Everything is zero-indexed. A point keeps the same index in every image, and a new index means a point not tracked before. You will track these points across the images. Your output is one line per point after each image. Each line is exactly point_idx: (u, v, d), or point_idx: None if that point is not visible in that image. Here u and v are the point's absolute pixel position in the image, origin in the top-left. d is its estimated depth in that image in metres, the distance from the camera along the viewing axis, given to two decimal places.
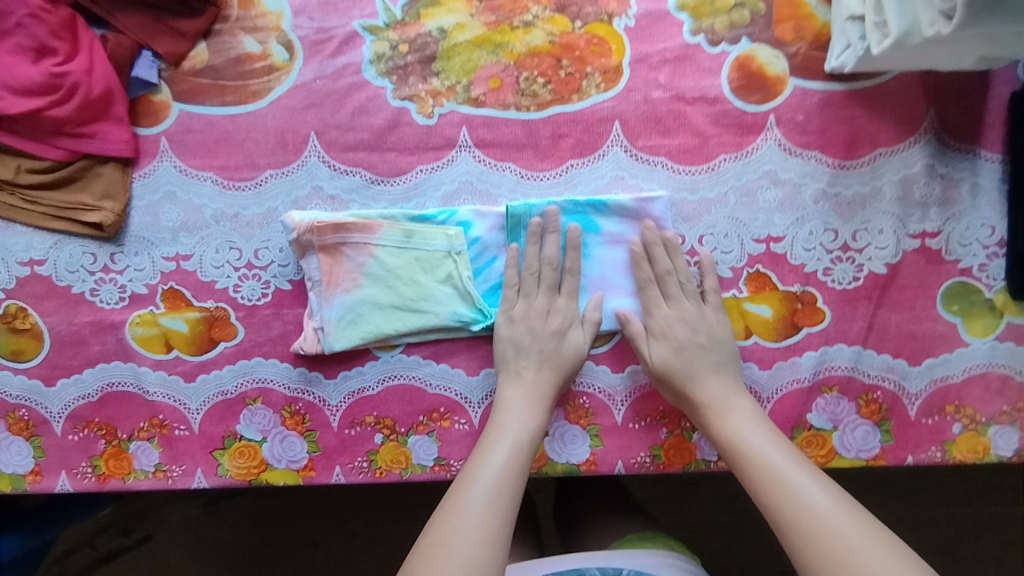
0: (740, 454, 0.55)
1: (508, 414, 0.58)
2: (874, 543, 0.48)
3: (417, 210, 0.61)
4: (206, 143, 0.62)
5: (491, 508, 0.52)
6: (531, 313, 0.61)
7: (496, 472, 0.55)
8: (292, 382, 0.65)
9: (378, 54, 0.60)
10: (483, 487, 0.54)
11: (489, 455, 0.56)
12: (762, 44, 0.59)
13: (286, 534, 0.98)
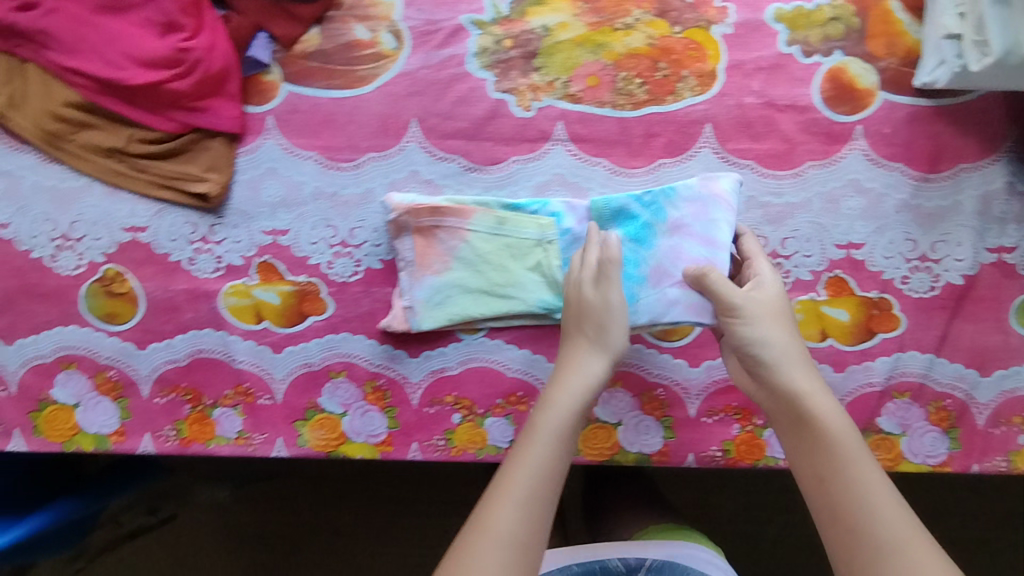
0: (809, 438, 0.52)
1: (553, 419, 0.55)
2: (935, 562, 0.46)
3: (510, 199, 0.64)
4: (310, 124, 0.64)
5: (523, 525, 0.50)
6: (591, 312, 0.58)
7: (535, 484, 0.52)
8: (376, 357, 0.67)
9: (482, 48, 0.63)
10: (518, 492, 0.51)
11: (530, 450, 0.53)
12: (854, 57, 0.61)
13: (313, 514, 1.03)
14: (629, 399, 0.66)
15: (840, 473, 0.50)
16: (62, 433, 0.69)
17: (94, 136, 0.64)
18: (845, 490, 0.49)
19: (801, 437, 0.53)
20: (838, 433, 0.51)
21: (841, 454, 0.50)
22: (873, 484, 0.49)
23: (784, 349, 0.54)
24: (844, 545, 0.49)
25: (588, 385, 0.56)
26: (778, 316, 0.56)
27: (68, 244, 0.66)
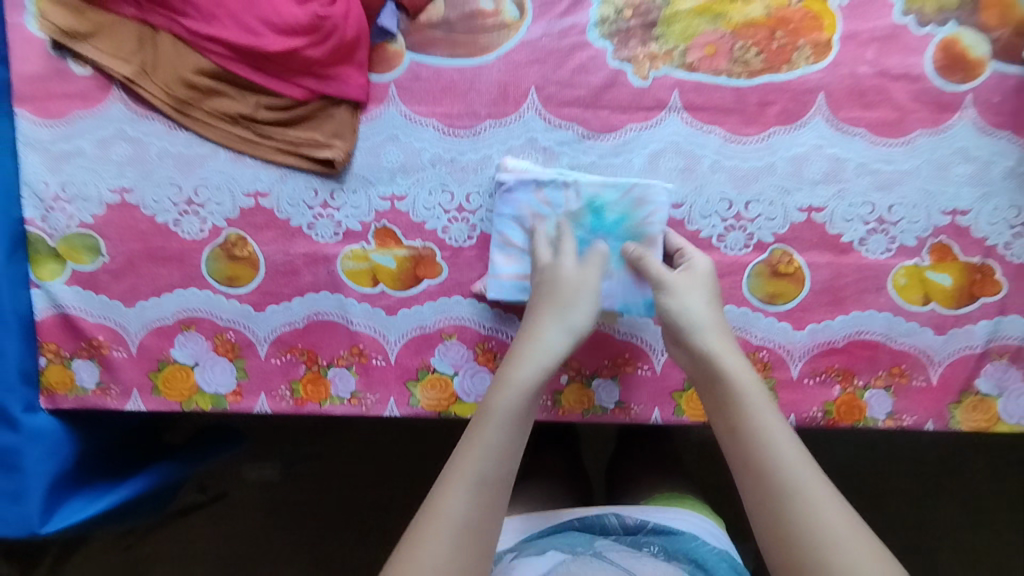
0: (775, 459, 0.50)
1: (524, 368, 0.55)
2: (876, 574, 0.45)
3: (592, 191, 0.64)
4: (432, 92, 0.66)
5: (502, 465, 0.51)
6: (557, 270, 0.61)
7: (497, 451, 0.51)
8: (487, 321, 0.69)
9: (603, 18, 0.65)
10: (494, 436, 0.52)
11: (502, 401, 0.53)
12: (967, 28, 0.63)
13: (350, 470, 1.03)
14: None
15: (779, 448, 0.51)
16: (180, 392, 0.70)
17: (222, 103, 0.66)
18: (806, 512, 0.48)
19: (732, 412, 0.54)
20: (763, 405, 0.53)
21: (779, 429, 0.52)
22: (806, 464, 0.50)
23: (710, 326, 0.58)
24: (772, 524, 0.49)
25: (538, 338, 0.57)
26: (702, 288, 0.60)
27: (191, 208, 0.69)
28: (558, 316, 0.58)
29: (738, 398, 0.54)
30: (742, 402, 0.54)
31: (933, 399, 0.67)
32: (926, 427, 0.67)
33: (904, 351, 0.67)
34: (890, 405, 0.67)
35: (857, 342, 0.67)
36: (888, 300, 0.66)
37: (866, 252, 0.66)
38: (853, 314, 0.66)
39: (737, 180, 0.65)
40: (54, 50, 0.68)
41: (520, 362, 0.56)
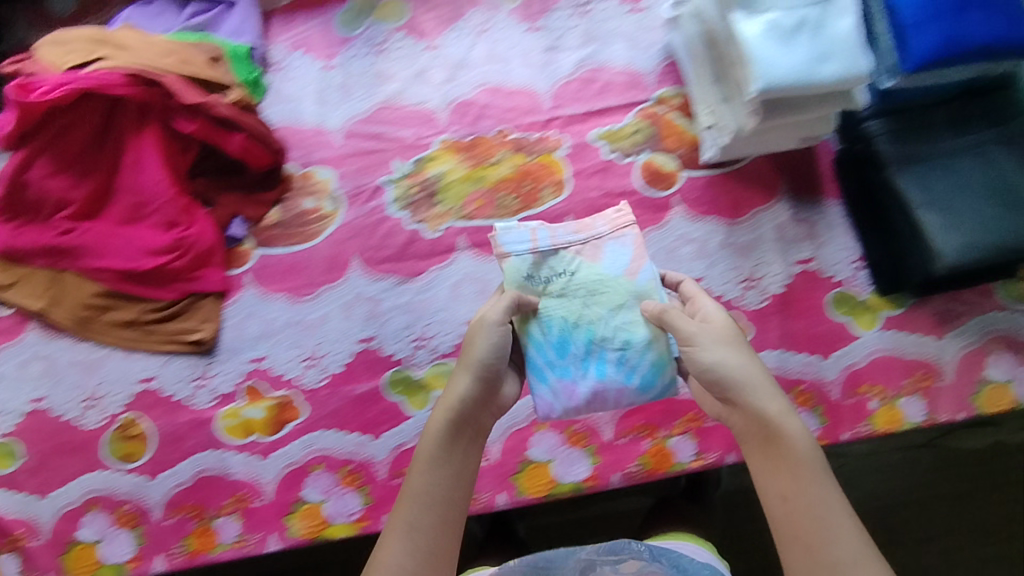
0: (809, 489, 0.55)
1: (427, 446, 0.60)
2: None
3: (579, 269, 0.68)
4: (278, 272, 0.85)
5: (432, 517, 0.58)
6: (474, 346, 0.63)
7: (426, 506, 0.58)
8: (346, 446, 0.81)
9: (397, 196, 0.87)
10: (418, 491, 0.59)
11: (425, 462, 0.60)
12: (658, 152, 0.86)
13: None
14: (555, 436, 0.81)
15: (803, 508, 0.54)
16: (86, 569, 0.79)
17: (116, 314, 0.84)
18: (823, 540, 0.53)
19: (778, 477, 0.56)
20: (812, 460, 0.56)
21: (823, 486, 0.55)
22: (836, 514, 0.54)
23: (742, 374, 0.59)
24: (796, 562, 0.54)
25: (449, 406, 0.61)
26: (734, 344, 0.60)
27: (94, 402, 0.83)
28: (466, 377, 0.62)
29: (773, 462, 0.57)
30: (775, 465, 0.56)
31: (726, 433, 0.80)
32: (728, 459, 0.80)
33: (690, 398, 0.81)
34: (693, 446, 0.80)
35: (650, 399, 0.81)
36: None
37: None
38: None
39: None
40: None
41: (449, 431, 0.61)
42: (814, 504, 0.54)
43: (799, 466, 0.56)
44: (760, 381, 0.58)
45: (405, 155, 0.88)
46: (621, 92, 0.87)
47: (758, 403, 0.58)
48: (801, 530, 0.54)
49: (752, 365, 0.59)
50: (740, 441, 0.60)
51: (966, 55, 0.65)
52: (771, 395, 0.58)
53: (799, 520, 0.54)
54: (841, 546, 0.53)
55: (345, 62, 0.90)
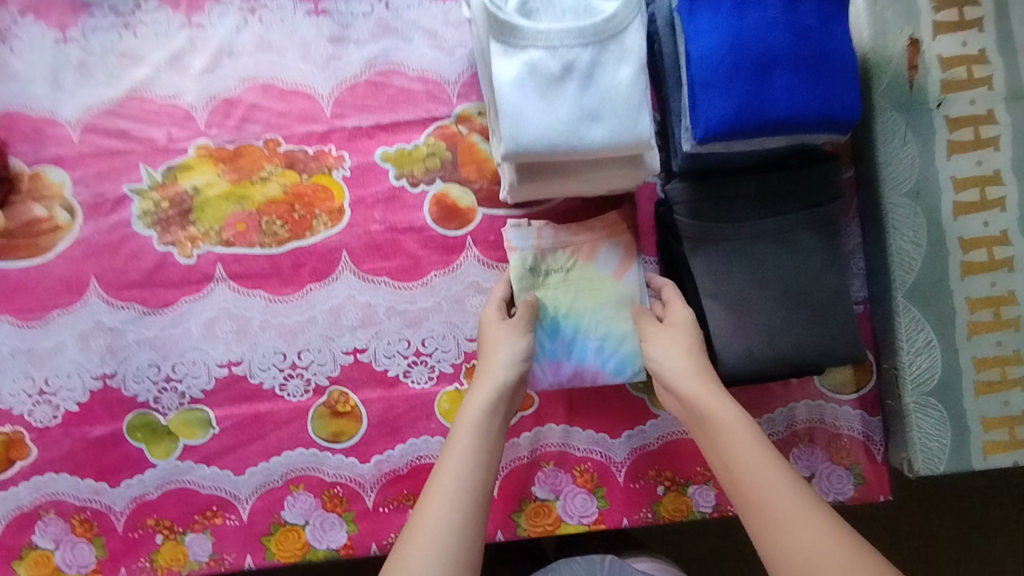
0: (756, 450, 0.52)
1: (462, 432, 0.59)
2: (825, 545, 0.46)
3: (574, 264, 0.70)
4: (5, 292, 0.74)
5: (456, 506, 0.53)
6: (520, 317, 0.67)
7: (450, 493, 0.54)
8: (81, 492, 0.74)
9: (144, 210, 0.74)
10: (447, 479, 0.55)
11: (454, 446, 0.58)
12: (453, 182, 0.73)
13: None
14: (312, 499, 0.73)
15: (742, 477, 0.51)
16: None
17: None
18: (761, 500, 0.49)
19: (716, 453, 0.54)
20: (729, 427, 0.54)
21: (756, 452, 0.52)
22: (772, 475, 0.50)
23: (678, 356, 0.59)
24: (761, 532, 0.49)
25: (489, 396, 0.61)
26: (668, 331, 0.60)
27: None
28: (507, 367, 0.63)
29: (713, 435, 0.54)
30: (717, 438, 0.54)
31: (498, 510, 0.72)
32: (496, 538, 0.72)
33: None
34: None
35: (420, 467, 0.73)
36: (439, 425, 0.73)
37: (411, 382, 0.74)
38: (409, 441, 0.73)
39: (286, 334, 0.74)
40: None
41: (489, 426, 0.60)
42: (749, 469, 0.51)
43: (729, 436, 0.53)
44: (671, 363, 0.59)
45: (155, 160, 0.74)
46: (417, 104, 0.73)
47: (684, 385, 0.57)
48: (751, 499, 0.50)
49: (665, 346, 0.59)
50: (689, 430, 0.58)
51: (762, 131, 0.52)
52: (698, 371, 0.58)
53: (754, 481, 0.50)
54: (784, 504, 0.48)
55: (85, 35, 0.75)
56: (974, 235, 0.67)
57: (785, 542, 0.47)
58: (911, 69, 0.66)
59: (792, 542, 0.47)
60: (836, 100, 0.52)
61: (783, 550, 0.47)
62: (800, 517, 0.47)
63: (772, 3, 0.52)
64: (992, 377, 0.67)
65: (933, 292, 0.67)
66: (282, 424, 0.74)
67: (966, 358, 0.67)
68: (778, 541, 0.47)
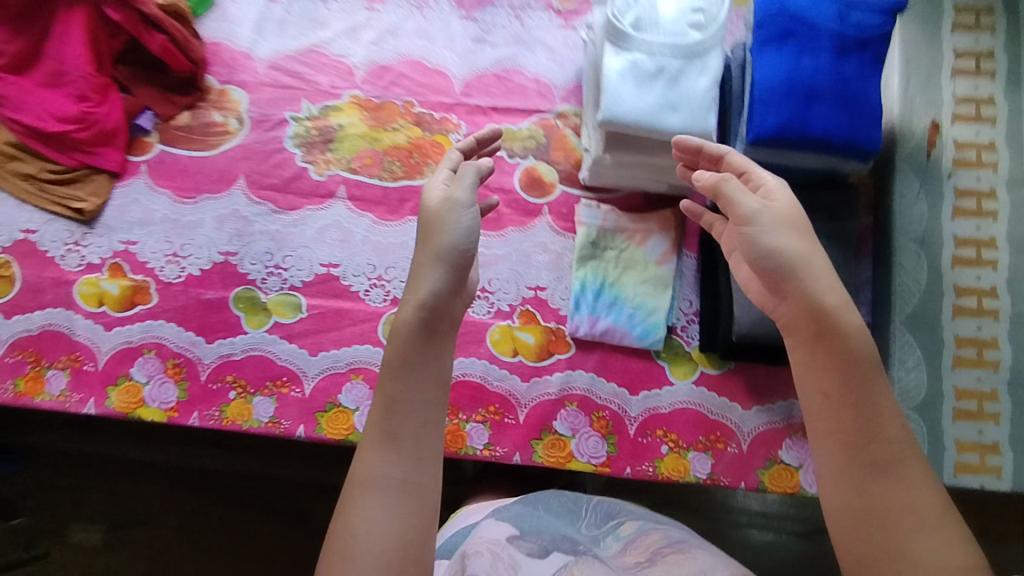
0: (873, 376, 0.61)
1: (374, 431, 0.64)
2: (917, 476, 0.58)
3: (627, 246, 0.86)
4: (170, 171, 0.92)
5: (383, 510, 0.61)
6: (441, 237, 0.67)
7: (379, 497, 0.61)
8: (181, 341, 0.88)
9: (296, 133, 0.93)
10: (373, 481, 0.62)
11: (376, 442, 0.63)
12: (542, 161, 0.90)
13: (227, 512, 1.16)
14: (366, 389, 0.86)
15: (849, 401, 0.60)
16: None
17: (17, 166, 0.91)
18: (875, 424, 0.59)
19: (824, 375, 0.62)
20: (866, 355, 0.61)
21: (880, 390, 0.61)
22: (888, 408, 0.60)
23: (813, 262, 0.64)
24: (861, 455, 0.59)
25: (400, 387, 0.64)
26: (792, 228, 0.64)
27: None
28: (415, 345, 0.64)
29: (833, 364, 0.62)
30: (834, 367, 0.62)
31: (520, 434, 0.84)
32: (513, 457, 0.83)
33: (498, 392, 0.85)
34: (486, 437, 0.84)
35: (462, 383, 0.86)
36: (487, 350, 0.86)
37: (473, 312, 0.87)
38: (459, 359, 0.86)
39: (380, 251, 0.90)
40: None
41: (417, 379, 0.64)
42: (858, 403, 0.60)
43: (857, 358, 0.61)
44: (798, 255, 0.63)
45: (315, 98, 0.93)
46: (528, 98, 0.92)
47: (821, 295, 0.63)
48: (847, 422, 0.60)
49: (791, 232, 0.64)
50: (789, 336, 0.65)
51: (801, 142, 0.70)
52: (833, 284, 0.63)
53: (865, 406, 0.60)
54: (892, 429, 0.59)
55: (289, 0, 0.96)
56: (968, 284, 0.80)
57: (887, 472, 0.58)
58: (930, 144, 0.83)
59: (880, 469, 0.58)
60: (861, 133, 0.70)
61: (879, 468, 0.58)
62: (894, 449, 0.59)
63: (823, 56, 0.71)
64: (970, 407, 0.78)
65: (925, 323, 0.80)
66: (358, 322, 0.88)
67: (949, 385, 0.79)
68: (879, 468, 0.58)
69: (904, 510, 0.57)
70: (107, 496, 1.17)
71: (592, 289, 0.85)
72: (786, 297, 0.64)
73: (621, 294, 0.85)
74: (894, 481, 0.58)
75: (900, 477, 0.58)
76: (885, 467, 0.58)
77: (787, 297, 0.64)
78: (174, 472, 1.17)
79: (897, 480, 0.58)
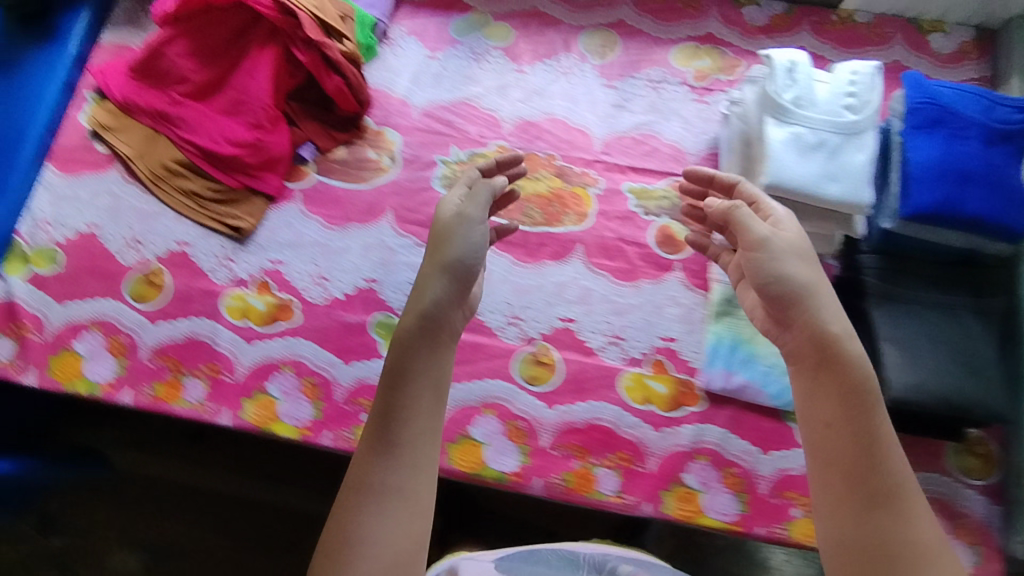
0: (873, 409, 0.62)
1: (375, 439, 0.62)
2: (919, 516, 0.58)
3: None
4: (324, 199, 0.98)
5: (393, 520, 0.60)
6: (448, 249, 0.70)
7: (387, 505, 0.60)
8: (320, 361, 0.90)
9: (444, 174, 0.99)
10: (375, 488, 0.61)
11: (381, 445, 0.62)
12: (675, 221, 0.96)
13: (280, 549, 1.08)
14: (497, 424, 0.87)
15: (849, 431, 0.62)
16: (68, 375, 0.90)
17: (183, 183, 0.97)
18: (877, 457, 0.60)
19: (825, 402, 0.64)
20: (867, 387, 0.63)
21: (878, 422, 0.62)
22: (889, 442, 0.61)
23: (819, 294, 0.67)
24: (863, 487, 0.60)
25: (400, 392, 0.64)
26: (803, 260, 0.69)
27: (135, 245, 0.96)
28: (418, 355, 0.65)
29: (834, 391, 0.63)
30: (835, 395, 0.63)
31: (650, 484, 0.84)
32: (643, 506, 0.83)
33: (629, 439, 0.86)
34: (616, 483, 0.85)
35: (593, 426, 0.87)
36: (618, 396, 0.88)
37: (605, 357, 0.90)
38: (590, 403, 0.88)
39: (518, 292, 0.93)
40: (89, 135, 1.01)
41: (415, 384, 0.64)
42: (858, 430, 0.61)
43: (858, 390, 0.63)
44: (807, 283, 0.68)
45: (464, 145, 1.00)
46: (663, 161, 0.99)
47: (825, 326, 0.66)
48: (847, 451, 0.61)
49: (799, 262, 0.68)
50: (791, 362, 0.68)
51: (953, 221, 0.75)
52: (838, 317, 0.66)
53: (865, 437, 0.61)
54: (893, 465, 0.60)
55: (446, 57, 1.05)
56: None
57: (890, 507, 0.58)
58: None
59: (883, 503, 0.59)
60: (1009, 216, 0.75)
61: (885, 501, 0.59)
62: (897, 485, 0.60)
63: (973, 143, 0.77)
64: None
65: None
66: (492, 357, 0.90)
67: None
68: (880, 502, 0.59)
69: (911, 548, 0.56)
70: (116, 519, 1.10)
71: (727, 346, 0.89)
72: (793, 320, 0.68)
73: (756, 353, 0.88)
74: (901, 517, 0.58)
75: (906, 514, 0.58)
76: (884, 500, 0.59)
77: (794, 319, 0.68)
78: (154, 489, 1.12)
79: (904, 517, 0.58)
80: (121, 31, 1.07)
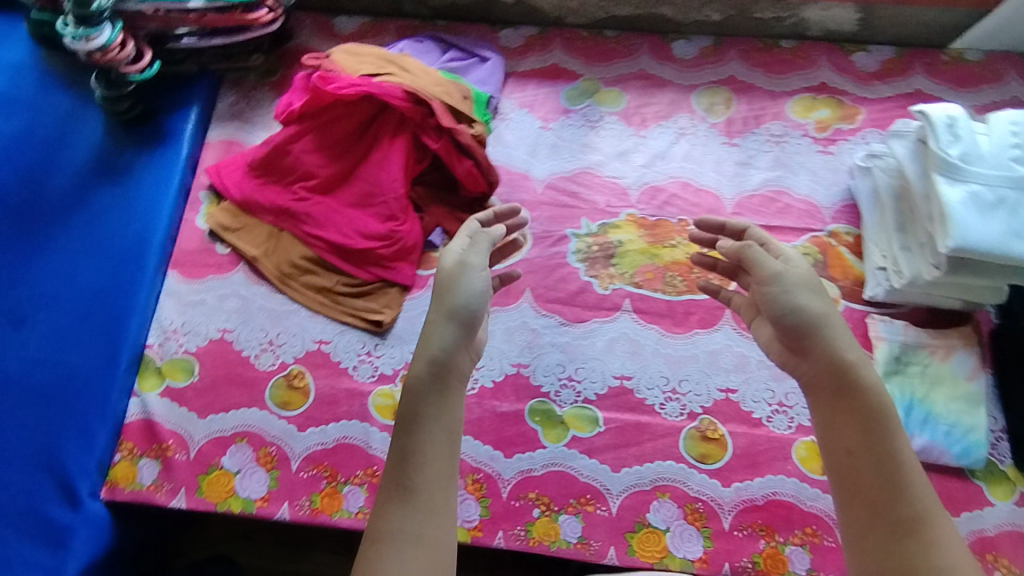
0: (896, 438, 0.57)
1: (394, 506, 0.55)
2: (957, 545, 0.52)
3: (930, 362, 0.87)
4: None
5: None
6: (454, 295, 0.63)
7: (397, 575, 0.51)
8: (479, 456, 0.87)
9: (578, 248, 0.97)
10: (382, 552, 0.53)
11: (392, 507, 0.55)
12: (824, 279, 0.92)
13: None
14: (675, 508, 0.83)
15: (869, 458, 0.57)
16: (219, 494, 0.85)
17: (313, 279, 0.95)
18: (902, 485, 0.55)
19: (848, 428, 0.59)
20: (889, 414, 0.58)
21: (901, 450, 0.57)
22: (913, 471, 0.56)
23: (833, 324, 0.62)
24: (875, 516, 0.55)
25: (410, 453, 0.57)
26: (814, 290, 0.64)
27: (271, 348, 0.93)
28: (422, 419, 0.58)
29: (855, 418, 0.59)
30: (856, 421, 0.59)
31: None
32: None
33: (814, 513, 0.82)
34: (809, 561, 0.80)
35: (775, 502, 0.83)
36: (795, 468, 0.85)
37: (773, 426, 0.87)
38: (767, 477, 0.84)
39: (672, 364, 0.91)
40: (209, 237, 0.99)
41: (426, 429, 0.58)
42: (880, 458, 0.57)
43: (878, 417, 0.58)
44: (823, 313, 0.62)
45: (593, 217, 0.99)
46: (799, 217, 0.96)
47: (840, 353, 0.61)
48: (868, 481, 0.56)
49: (811, 294, 0.64)
50: (810, 394, 0.63)
51: None
52: (857, 347, 0.62)
53: (887, 467, 0.56)
54: (922, 494, 0.55)
55: (560, 127, 1.04)
56: None
57: (918, 538, 0.53)
58: None
59: (914, 534, 0.53)
60: None
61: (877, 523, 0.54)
62: (927, 514, 0.54)
63: None
64: None
65: None
66: (658, 437, 0.87)
67: None
68: (891, 529, 0.54)
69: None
70: None
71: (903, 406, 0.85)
72: (809, 353, 0.63)
73: (934, 411, 0.84)
74: (915, 544, 0.52)
75: (924, 541, 0.52)
76: (911, 530, 0.53)
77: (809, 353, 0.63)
78: None
79: (925, 544, 0.52)
80: (228, 126, 1.07)
